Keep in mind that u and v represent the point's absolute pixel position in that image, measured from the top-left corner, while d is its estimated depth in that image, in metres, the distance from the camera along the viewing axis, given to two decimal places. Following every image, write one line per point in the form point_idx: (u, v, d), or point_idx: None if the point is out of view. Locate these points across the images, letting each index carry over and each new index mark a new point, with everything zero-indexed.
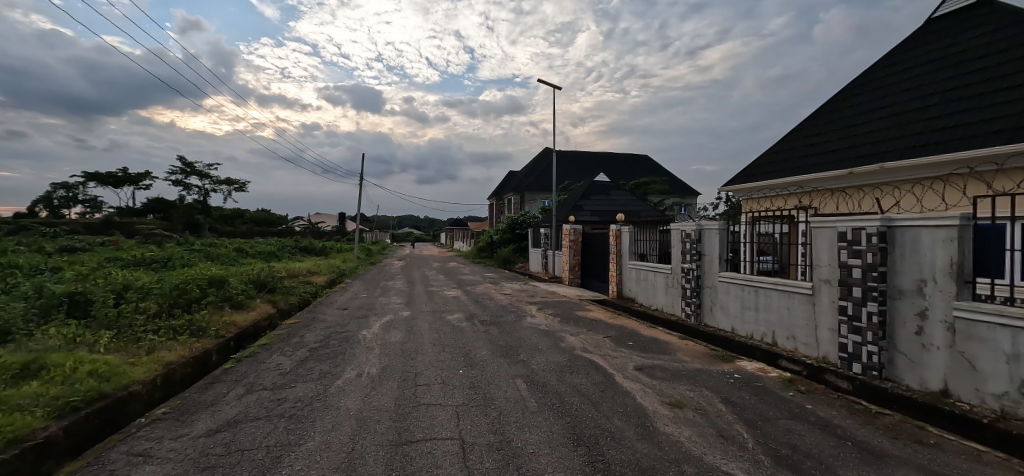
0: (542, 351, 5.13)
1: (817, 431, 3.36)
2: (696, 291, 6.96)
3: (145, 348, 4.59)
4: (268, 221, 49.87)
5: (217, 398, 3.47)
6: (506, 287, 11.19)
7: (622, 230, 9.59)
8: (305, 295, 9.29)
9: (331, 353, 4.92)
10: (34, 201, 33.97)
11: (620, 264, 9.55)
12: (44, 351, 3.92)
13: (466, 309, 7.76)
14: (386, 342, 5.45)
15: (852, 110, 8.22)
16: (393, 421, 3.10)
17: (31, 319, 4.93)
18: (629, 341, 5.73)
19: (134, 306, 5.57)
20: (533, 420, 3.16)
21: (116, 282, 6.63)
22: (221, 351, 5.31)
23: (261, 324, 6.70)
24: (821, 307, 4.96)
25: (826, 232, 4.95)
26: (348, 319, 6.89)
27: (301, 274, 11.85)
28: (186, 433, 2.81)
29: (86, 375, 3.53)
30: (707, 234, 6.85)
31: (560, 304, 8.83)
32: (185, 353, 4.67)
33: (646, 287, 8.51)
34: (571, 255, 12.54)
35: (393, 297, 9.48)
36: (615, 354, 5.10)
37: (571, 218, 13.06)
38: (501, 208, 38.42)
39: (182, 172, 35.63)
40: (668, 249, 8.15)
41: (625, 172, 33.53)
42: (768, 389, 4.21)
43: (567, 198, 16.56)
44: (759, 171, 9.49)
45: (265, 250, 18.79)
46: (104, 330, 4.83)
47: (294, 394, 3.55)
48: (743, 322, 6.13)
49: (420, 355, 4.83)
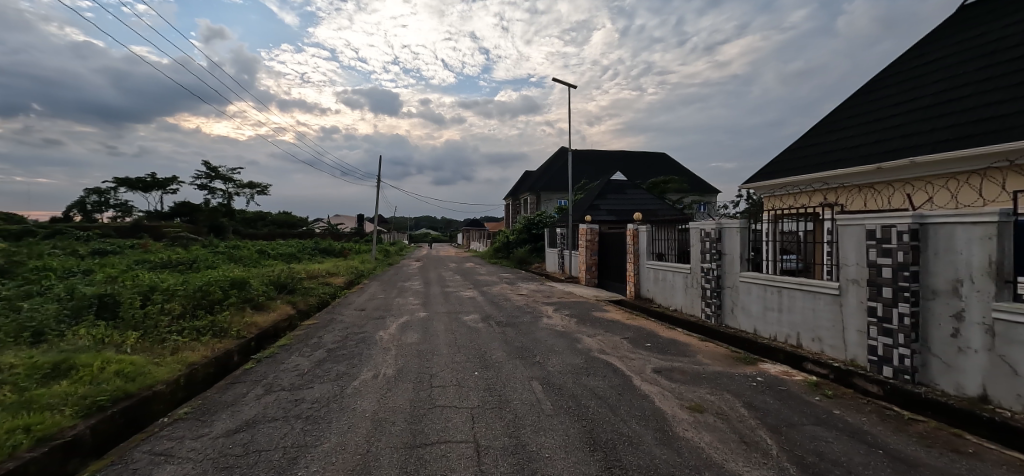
0: (558, 352, 5.08)
1: (846, 438, 3.22)
2: (717, 292, 6.78)
3: (170, 349, 4.74)
4: (290, 223, 51.07)
5: (238, 398, 3.55)
6: (522, 288, 11.15)
7: (639, 229, 9.43)
8: (324, 296, 9.46)
9: (349, 353, 4.98)
10: (70, 207, 35.57)
11: (638, 264, 9.39)
12: (74, 351, 4.10)
13: (482, 310, 7.75)
14: (403, 343, 5.49)
15: (878, 105, 7.94)
16: (408, 423, 3.11)
17: (63, 320, 5.19)
18: (647, 342, 5.62)
19: (160, 308, 5.76)
20: (549, 424, 3.12)
21: (143, 284, 6.88)
22: (242, 351, 5.49)
23: (281, 325, 6.84)
24: (849, 307, 4.77)
25: (854, 230, 4.76)
26: (366, 320, 6.96)
27: (320, 275, 12.07)
28: (206, 433, 2.89)
29: (113, 375, 3.70)
30: (727, 233, 6.67)
31: (577, 304, 8.75)
32: (207, 354, 4.84)
33: (664, 287, 8.35)
34: (587, 256, 12.41)
35: (410, 297, 9.55)
36: (633, 356, 5.01)
37: (588, 218, 12.93)
38: (517, 209, 38.39)
39: (207, 177, 36.73)
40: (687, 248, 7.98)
41: (642, 171, 33.08)
42: (793, 394, 4.06)
43: (583, 197, 16.41)
44: (781, 167, 9.23)
45: (286, 252, 19.22)
46: (131, 330, 5.01)
47: (311, 395, 3.60)
48: (765, 323, 5.94)
49: (436, 356, 4.84)
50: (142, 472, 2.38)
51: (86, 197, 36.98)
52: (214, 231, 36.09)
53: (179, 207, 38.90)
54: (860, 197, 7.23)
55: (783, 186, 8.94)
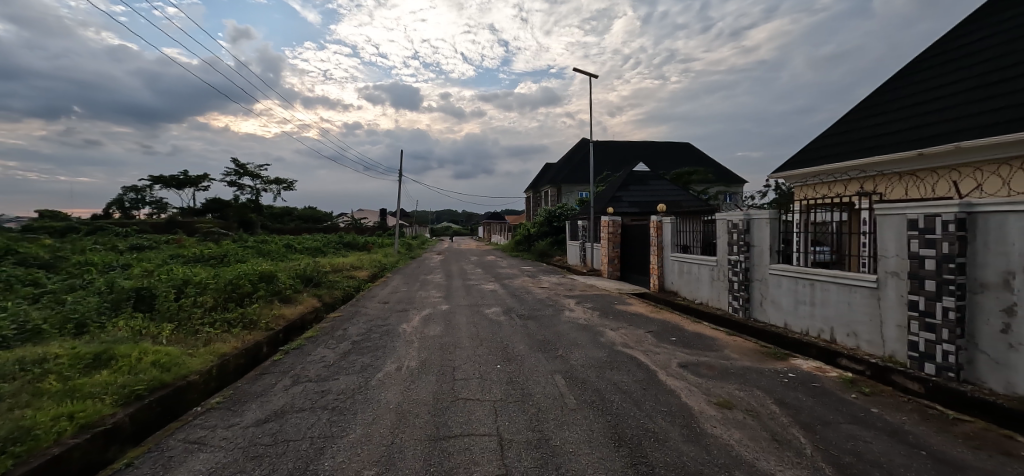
0: (581, 346, 5.02)
1: (886, 438, 3.05)
2: (745, 285, 6.56)
3: (203, 340, 4.95)
4: (314, 218, 52.39)
5: (267, 388, 3.66)
6: (543, 281, 11.08)
7: (663, 221, 9.21)
8: (348, 289, 9.66)
9: (373, 346, 5.05)
10: (110, 204, 37.43)
11: (661, 256, 9.19)
12: (114, 342, 4.33)
13: (503, 303, 7.74)
14: (425, 336, 5.53)
15: (918, 87, 7.50)
16: (431, 415, 3.13)
17: (104, 312, 5.51)
18: (672, 336, 5.49)
19: (193, 300, 6.00)
20: (573, 418, 3.09)
21: (177, 277, 7.19)
22: (271, 342, 5.66)
23: (308, 317, 7.03)
24: (887, 301, 4.53)
25: (894, 220, 4.49)
26: (389, 313, 7.06)
27: (345, 269, 12.32)
28: (237, 422, 2.99)
29: (150, 366, 3.90)
30: (756, 224, 6.43)
31: (599, 297, 8.63)
32: (237, 345, 5.03)
33: (690, 280, 8.14)
34: (610, 248, 12.24)
35: (432, 290, 9.63)
36: (657, 350, 4.90)
37: (610, 210, 12.73)
38: (538, 202, 38.23)
39: (236, 174, 37.93)
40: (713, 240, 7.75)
41: (665, 161, 32.34)
42: (827, 390, 3.88)
43: (605, 189, 16.15)
44: (813, 156, 8.84)
45: (312, 246, 19.72)
46: (167, 322, 5.24)
47: (337, 387, 3.67)
48: (797, 317, 5.72)
49: (458, 349, 4.86)
50: (176, 460, 2.48)
51: (125, 195, 38.88)
52: (243, 226, 37.36)
53: (211, 203, 40.41)
54: (902, 185, 6.83)
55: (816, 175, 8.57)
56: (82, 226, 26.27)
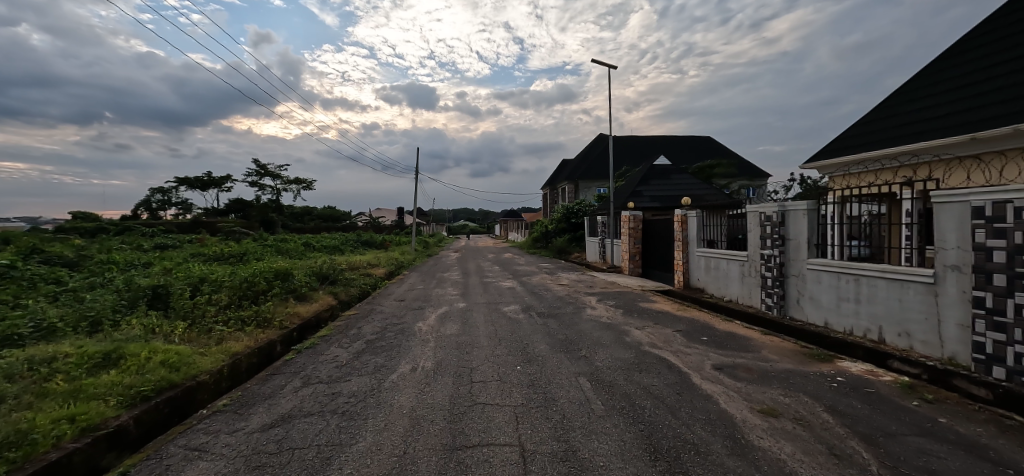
0: (605, 346, 4.71)
1: (962, 454, 2.64)
2: (779, 281, 6.12)
3: (215, 339, 4.85)
4: (334, 217, 53.14)
5: (275, 390, 3.49)
6: (562, 278, 10.75)
7: (688, 215, 8.77)
8: (365, 286, 9.54)
9: (387, 345, 4.85)
10: (138, 206, 38.68)
11: (686, 252, 8.75)
12: (124, 341, 4.26)
13: (522, 301, 7.47)
14: (441, 335, 5.30)
15: (968, 68, 6.94)
16: (447, 422, 2.89)
17: (119, 310, 5.49)
18: (703, 336, 5.14)
19: (208, 298, 5.95)
20: (601, 427, 2.80)
21: (194, 275, 7.17)
22: (284, 341, 5.54)
23: (323, 316, 6.91)
24: (947, 298, 4.07)
25: (953, 208, 4.05)
26: (405, 311, 6.87)
27: (362, 266, 12.27)
28: (242, 428, 2.82)
29: (158, 365, 3.80)
30: (792, 216, 5.98)
31: (622, 295, 8.28)
32: (250, 344, 4.92)
33: (717, 276, 7.71)
34: (631, 244, 11.82)
35: (448, 288, 9.44)
36: (688, 351, 4.55)
37: (631, 205, 12.30)
38: (555, 199, 37.83)
39: (258, 174, 38.69)
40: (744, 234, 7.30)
41: (686, 155, 31.45)
42: (883, 396, 3.47)
43: (625, 184, 15.70)
44: (850, 143, 8.34)
45: (331, 244, 19.87)
46: (180, 321, 5.18)
47: (348, 389, 3.48)
48: (838, 316, 5.26)
49: (475, 349, 4.61)
50: (174, 469, 2.31)
51: (153, 196, 40.16)
52: (265, 225, 38.16)
53: (234, 203, 41.34)
54: (963, 170, 6.20)
55: (853, 163, 8.08)
56: (113, 227, 27.19)
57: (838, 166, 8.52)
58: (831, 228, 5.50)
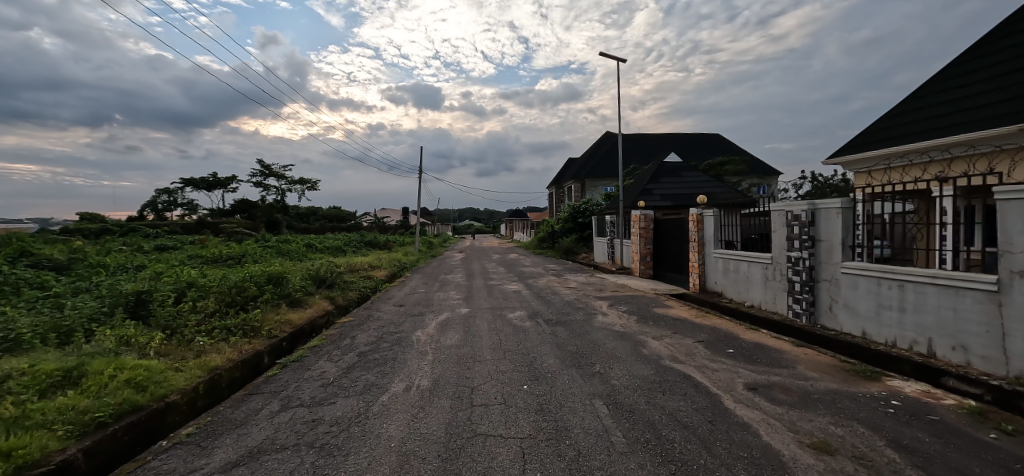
0: (621, 360, 4.25)
1: None
2: (808, 286, 5.60)
3: (194, 351, 4.46)
4: (339, 218, 53.11)
5: (249, 415, 3.08)
6: (570, 280, 10.27)
7: (703, 214, 8.25)
8: (364, 290, 9.14)
9: (381, 359, 4.42)
10: (144, 207, 38.75)
11: (702, 253, 8.25)
12: (91, 356, 3.87)
13: (528, 306, 7.02)
14: (441, 346, 4.87)
15: (1011, 51, 6.41)
16: (441, 460, 2.45)
17: (97, 319, 5.13)
18: (729, 348, 4.66)
19: (193, 306, 5.57)
20: (625, 468, 2.34)
21: (182, 279, 6.81)
22: (273, 352, 5.15)
23: (318, 323, 6.52)
24: (1012, 309, 3.53)
25: (1021, 205, 3.51)
26: (403, 317, 6.44)
27: (363, 269, 11.88)
28: (201, 467, 2.41)
29: (122, 385, 3.41)
30: (823, 215, 5.45)
31: (634, 299, 7.79)
32: (232, 357, 4.53)
33: (737, 279, 7.21)
34: (642, 244, 11.33)
35: (451, 291, 9.02)
36: (715, 366, 4.08)
37: (641, 204, 11.78)
38: (561, 198, 37.32)
39: (263, 175, 38.56)
40: (766, 234, 6.79)
41: (695, 152, 30.82)
42: (951, 424, 2.96)
43: (634, 182, 15.18)
44: (881, 137, 7.84)
45: (334, 245, 19.54)
46: (159, 331, 4.80)
47: (332, 415, 3.06)
48: (879, 325, 4.74)
49: (477, 364, 4.17)
50: None
51: (158, 197, 40.19)
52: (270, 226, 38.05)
53: (239, 204, 41.26)
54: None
55: (886, 157, 7.56)
56: (118, 229, 27.10)
57: (868, 161, 8.01)
58: (859, 227, 5.09)
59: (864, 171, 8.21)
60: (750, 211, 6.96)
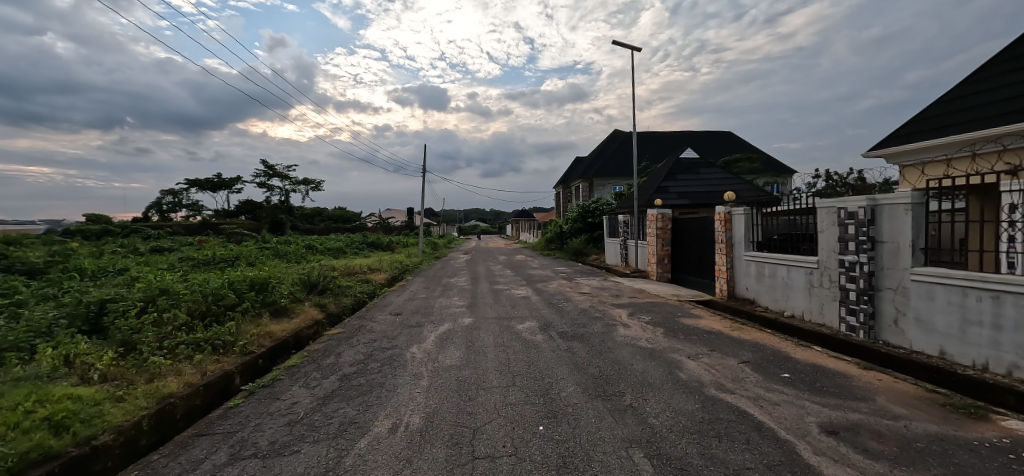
0: (656, 388, 3.50)
1: None
2: (868, 295, 4.80)
3: (147, 374, 3.77)
4: (343, 218, 52.71)
5: (185, 473, 2.36)
6: (582, 285, 9.51)
7: (732, 213, 7.43)
8: (360, 296, 8.43)
9: (367, 384, 3.70)
10: (148, 208, 38.51)
11: (731, 256, 7.45)
12: (13, 384, 3.18)
13: (539, 316, 6.28)
14: (439, 366, 4.15)
15: None
16: None
17: (45, 333, 4.45)
18: (782, 371, 3.89)
19: (158, 318, 4.89)
20: None
21: (155, 285, 6.13)
22: (246, 372, 4.46)
23: (303, 336, 5.82)
24: None
25: None
26: (398, 329, 5.71)
27: (361, 272, 11.18)
28: None
29: (35, 426, 2.70)
30: (887, 213, 4.64)
31: (657, 306, 7.02)
32: (192, 381, 3.84)
33: (774, 285, 6.41)
34: (659, 246, 10.53)
35: (454, 297, 8.29)
36: (773, 397, 3.31)
37: (658, 202, 10.97)
38: (569, 198, 36.53)
39: (266, 175, 38.15)
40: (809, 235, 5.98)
41: (707, 150, 29.86)
42: None
43: (648, 179, 14.35)
44: (930, 127, 7.24)
45: (335, 246, 18.91)
46: (112, 350, 4.12)
47: (290, 472, 2.33)
48: (963, 344, 3.93)
49: (482, 392, 3.44)
50: None
51: (163, 198, 39.93)
52: (274, 227, 37.63)
53: (243, 205, 40.89)
54: None
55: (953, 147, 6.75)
56: (121, 230, 26.70)
57: (931, 152, 7.20)
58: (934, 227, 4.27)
59: (923, 164, 7.43)
60: (789, 209, 6.16)
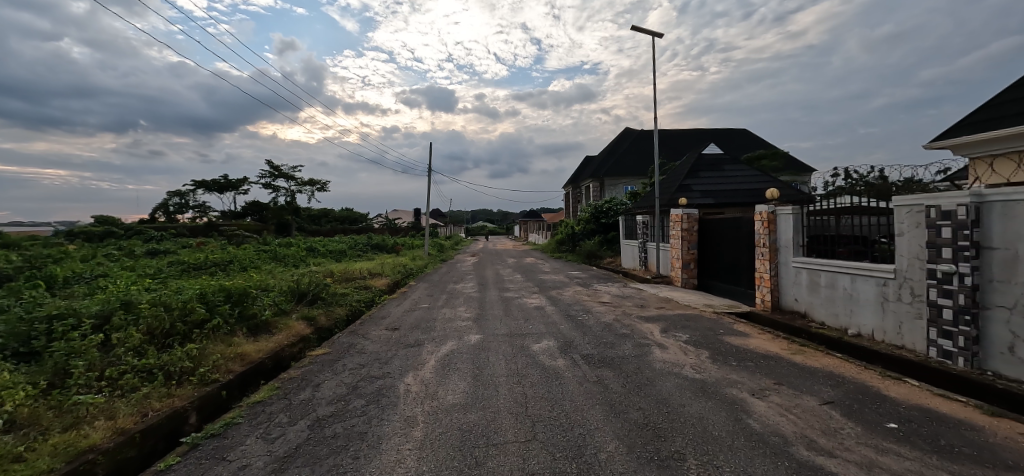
0: (726, 447, 2.61)
1: None
2: (971, 315, 3.83)
3: (68, 421, 2.97)
4: (351, 219, 52.38)
5: None
6: (601, 293, 8.60)
7: (776, 213, 6.48)
8: (355, 305, 7.62)
9: (344, 435, 2.86)
10: (154, 209, 38.32)
11: (775, 262, 6.51)
12: None
13: (557, 332, 5.40)
14: (437, 406, 3.29)
15: None
16: None
17: None
18: (883, 418, 2.99)
19: (106, 340, 4.11)
20: None
21: (118, 297, 5.36)
22: (203, 408, 3.66)
23: (282, 357, 5.01)
24: None
25: None
26: (393, 349, 4.88)
27: (361, 278, 10.39)
28: None
29: None
30: (999, 212, 3.68)
31: (692, 320, 6.11)
32: (126, 428, 3.04)
33: (833, 297, 5.45)
34: (684, 249, 9.60)
35: (460, 307, 7.43)
36: (895, 466, 2.40)
37: (682, 201, 10.03)
38: (579, 198, 35.55)
39: (272, 176, 37.71)
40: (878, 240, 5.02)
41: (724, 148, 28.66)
42: None
43: (668, 177, 13.38)
44: (1005, 112, 6.32)
45: (337, 249, 18.19)
46: (34, 384, 3.32)
47: None
48: None
49: (491, 452, 2.58)
50: None
51: (169, 199, 39.73)
52: (279, 228, 37.20)
53: (249, 206, 40.51)
54: None
55: None
56: (124, 232, 26.26)
57: (1011, 143, 6.24)
58: None
59: (1003, 157, 6.47)
60: (851, 209, 5.22)
